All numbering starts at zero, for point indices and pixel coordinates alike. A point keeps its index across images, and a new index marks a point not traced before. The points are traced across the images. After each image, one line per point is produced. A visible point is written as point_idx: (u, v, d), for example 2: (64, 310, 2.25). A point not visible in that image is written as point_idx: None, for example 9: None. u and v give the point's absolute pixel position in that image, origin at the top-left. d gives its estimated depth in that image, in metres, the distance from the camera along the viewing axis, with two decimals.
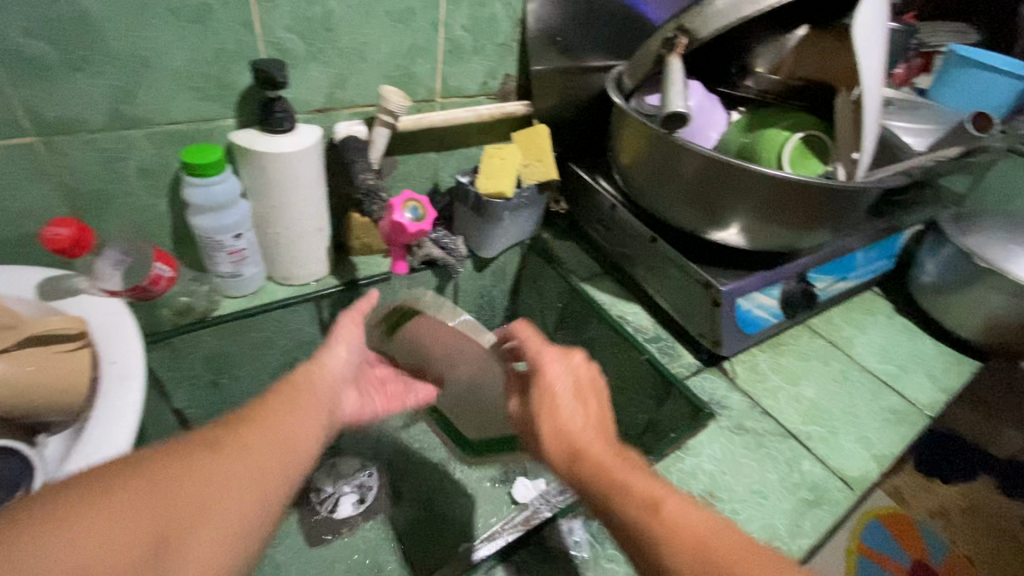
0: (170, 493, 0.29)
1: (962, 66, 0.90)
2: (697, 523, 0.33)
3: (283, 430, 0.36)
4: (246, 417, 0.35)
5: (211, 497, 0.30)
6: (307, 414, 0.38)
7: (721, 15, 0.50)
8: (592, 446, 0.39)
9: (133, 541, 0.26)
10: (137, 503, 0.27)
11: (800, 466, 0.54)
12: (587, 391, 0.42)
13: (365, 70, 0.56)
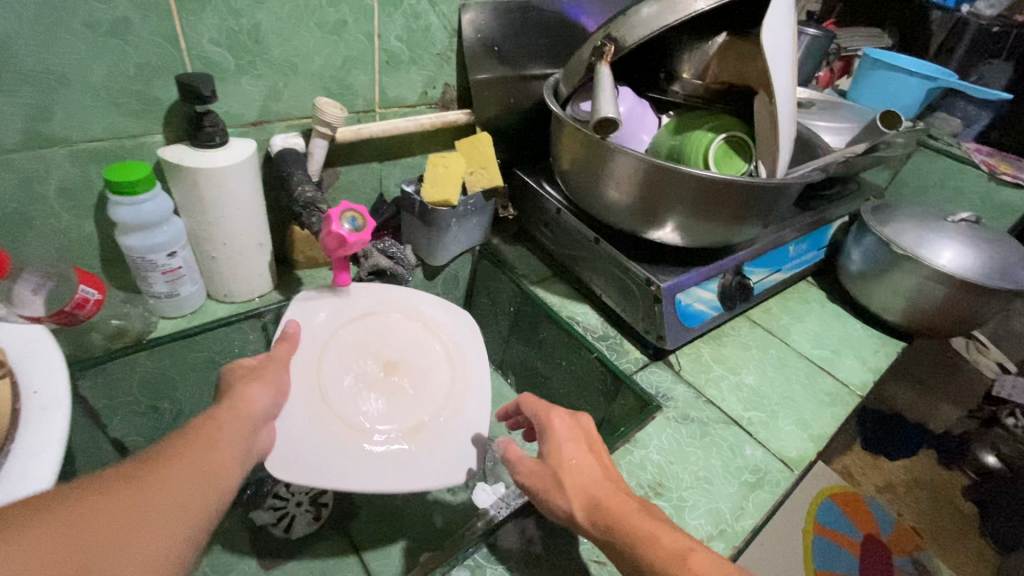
0: (76, 538, 0.25)
1: (874, 68, 0.97)
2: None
3: (208, 465, 0.32)
4: (174, 450, 0.32)
5: (137, 529, 0.27)
6: (231, 446, 0.35)
7: (644, 24, 0.52)
8: (612, 498, 0.38)
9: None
10: (39, 541, 0.24)
11: (743, 451, 0.56)
12: (597, 443, 0.42)
13: (299, 82, 0.56)
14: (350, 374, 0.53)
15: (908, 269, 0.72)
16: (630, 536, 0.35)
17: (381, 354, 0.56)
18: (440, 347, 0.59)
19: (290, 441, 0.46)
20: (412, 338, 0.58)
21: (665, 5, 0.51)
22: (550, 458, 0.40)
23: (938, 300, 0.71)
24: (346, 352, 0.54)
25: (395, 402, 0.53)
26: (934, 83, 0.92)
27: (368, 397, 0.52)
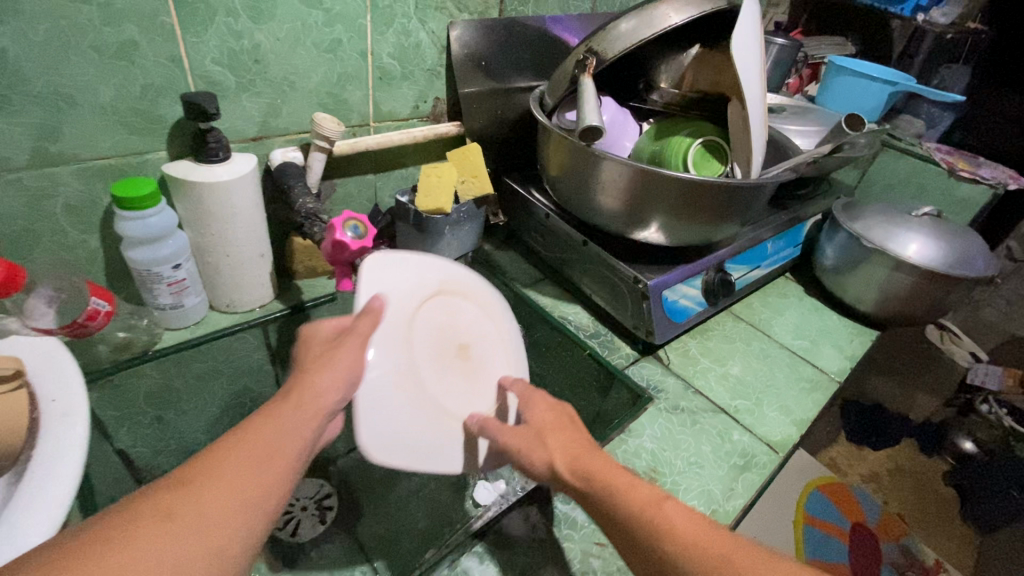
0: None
1: (839, 74, 1.03)
2: (696, 531, 0.33)
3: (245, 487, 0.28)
4: (203, 468, 0.28)
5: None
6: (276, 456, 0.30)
7: (623, 37, 0.56)
8: (588, 453, 0.40)
9: None
10: None
11: (731, 437, 0.59)
12: (573, 415, 0.45)
13: (297, 98, 0.58)
14: (427, 351, 0.48)
15: (878, 261, 0.76)
16: (604, 485, 0.37)
17: (452, 332, 0.51)
18: (501, 334, 0.55)
19: (381, 421, 0.42)
20: (474, 318, 0.53)
21: (641, 21, 0.55)
22: (532, 420, 0.43)
23: (906, 289, 0.76)
24: (425, 329, 0.48)
25: (469, 385, 0.50)
26: (895, 87, 0.98)
27: (448, 377, 0.48)
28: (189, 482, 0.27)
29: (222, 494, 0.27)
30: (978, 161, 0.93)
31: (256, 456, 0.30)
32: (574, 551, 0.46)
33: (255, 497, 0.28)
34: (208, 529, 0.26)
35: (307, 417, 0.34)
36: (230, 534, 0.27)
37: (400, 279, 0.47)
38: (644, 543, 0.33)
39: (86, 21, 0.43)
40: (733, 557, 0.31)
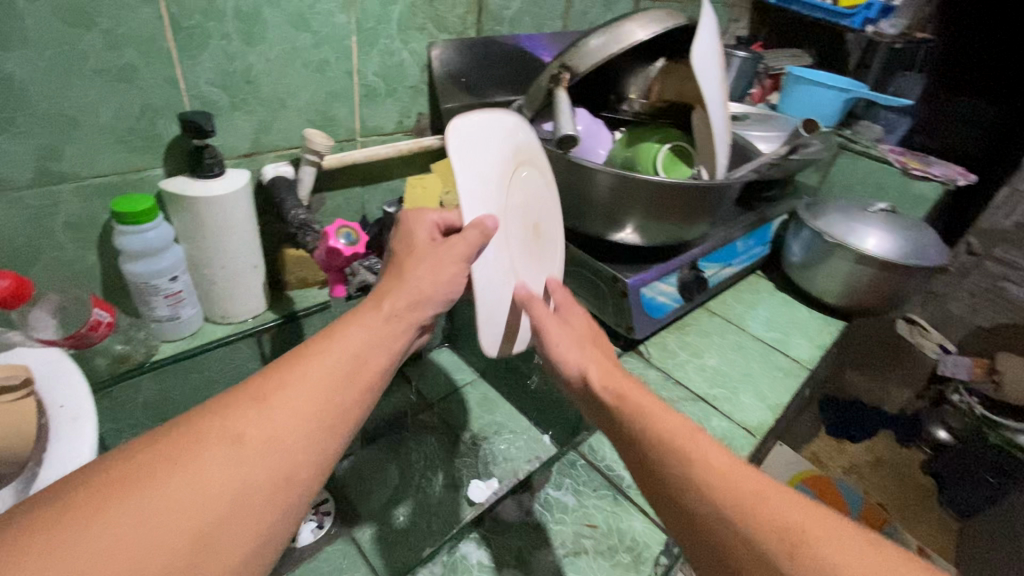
0: (195, 488, 0.28)
1: (797, 83, 1.09)
2: (726, 470, 0.36)
3: (309, 410, 0.34)
4: (271, 389, 0.34)
5: (245, 480, 0.30)
6: (332, 387, 0.36)
7: (594, 53, 0.60)
8: (621, 383, 0.47)
9: (179, 530, 0.27)
10: (165, 494, 0.27)
11: (710, 422, 0.63)
12: (596, 338, 0.55)
13: (287, 115, 0.61)
14: (514, 236, 0.50)
15: (840, 255, 0.81)
16: (635, 411, 0.43)
17: (529, 212, 0.53)
18: (555, 212, 0.58)
19: (491, 308, 0.46)
20: (541, 194, 0.55)
21: (609, 37, 0.60)
22: (575, 326, 0.54)
23: (867, 280, 0.81)
24: (513, 214, 0.49)
25: (543, 261, 0.56)
26: (848, 94, 1.05)
27: (531, 257, 0.53)
28: (259, 405, 0.33)
29: (286, 422, 0.33)
30: (929, 160, 1.00)
31: (312, 387, 0.35)
32: (566, 533, 0.48)
33: (313, 425, 0.34)
34: (273, 451, 0.31)
35: (359, 350, 0.39)
36: (291, 461, 0.32)
37: (488, 163, 0.45)
38: (669, 464, 0.38)
39: (88, 47, 0.46)
40: (763, 493, 0.35)
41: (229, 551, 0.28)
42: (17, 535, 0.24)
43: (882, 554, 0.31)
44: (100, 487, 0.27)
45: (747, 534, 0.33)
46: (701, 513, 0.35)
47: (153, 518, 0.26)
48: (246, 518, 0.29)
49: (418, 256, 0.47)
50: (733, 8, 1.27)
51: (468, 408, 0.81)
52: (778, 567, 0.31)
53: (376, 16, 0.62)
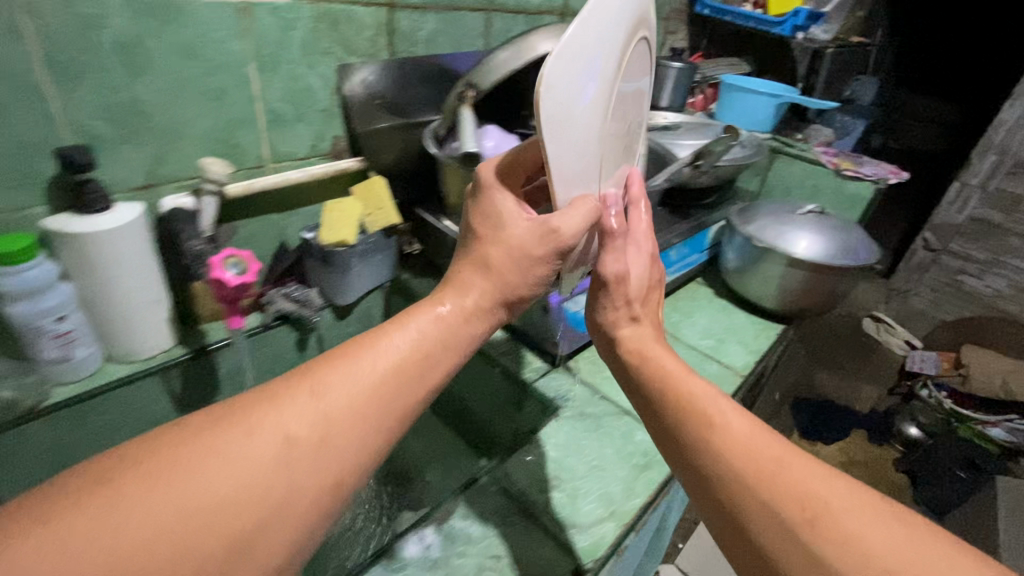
0: (237, 492, 0.27)
1: (730, 91, 1.10)
2: (750, 440, 0.38)
3: (361, 414, 0.33)
4: (324, 385, 0.33)
5: (290, 488, 0.29)
6: (387, 389, 0.34)
7: (495, 69, 0.60)
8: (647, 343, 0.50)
9: (218, 540, 0.26)
10: (206, 494, 0.26)
11: (633, 437, 0.61)
12: (654, 284, 0.56)
13: (183, 145, 0.59)
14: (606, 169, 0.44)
15: (774, 259, 0.81)
16: (654, 376, 0.46)
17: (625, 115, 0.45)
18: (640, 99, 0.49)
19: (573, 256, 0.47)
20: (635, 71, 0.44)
21: (509, 53, 0.60)
22: (650, 272, 0.55)
23: (801, 283, 0.81)
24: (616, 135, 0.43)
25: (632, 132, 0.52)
26: (779, 99, 1.06)
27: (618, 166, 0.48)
28: (312, 404, 0.32)
29: (336, 424, 0.32)
30: (861, 161, 1.01)
31: (368, 389, 0.34)
32: (468, 566, 0.46)
33: (364, 430, 0.33)
34: (319, 459, 0.30)
35: (420, 347, 0.37)
36: (335, 471, 0.31)
37: (597, 105, 0.35)
38: (690, 429, 0.40)
39: None
40: (788, 462, 0.36)
41: (260, 562, 0.28)
42: (61, 505, 0.24)
43: (902, 520, 0.33)
44: (140, 478, 0.26)
45: (768, 500, 0.35)
46: (721, 478, 0.37)
47: (193, 523, 0.26)
48: (281, 530, 0.28)
49: (504, 242, 0.43)
50: (669, 21, 1.29)
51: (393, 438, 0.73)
52: (796, 531, 0.33)
53: (276, 42, 0.61)
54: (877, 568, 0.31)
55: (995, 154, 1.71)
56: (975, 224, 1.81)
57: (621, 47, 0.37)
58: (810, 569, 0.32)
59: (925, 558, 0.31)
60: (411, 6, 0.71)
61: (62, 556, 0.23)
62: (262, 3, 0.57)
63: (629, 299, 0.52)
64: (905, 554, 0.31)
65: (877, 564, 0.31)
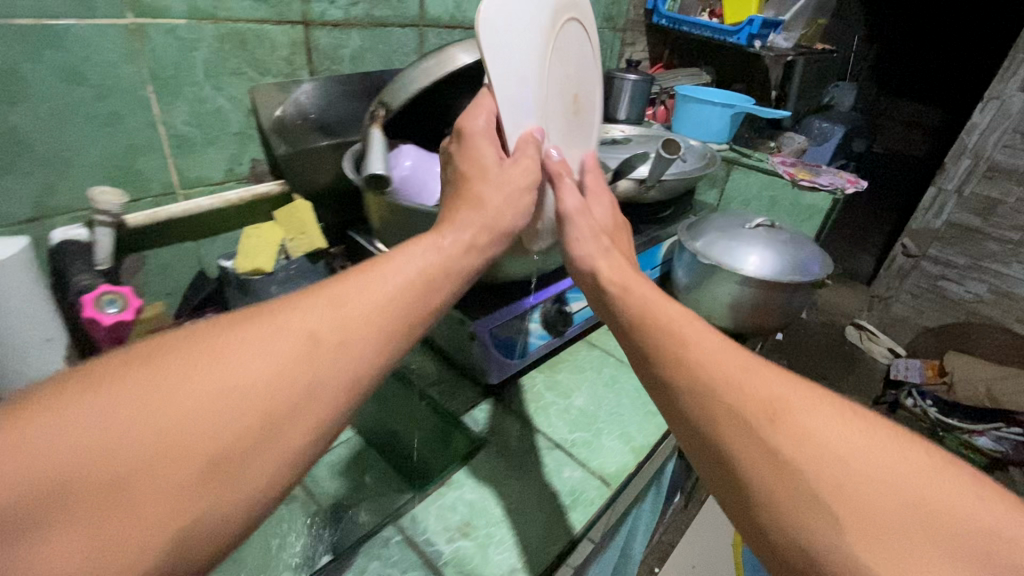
0: (262, 378, 0.28)
1: (685, 102, 1.08)
2: (714, 353, 0.39)
3: (372, 317, 0.34)
4: (341, 295, 0.34)
5: (313, 379, 0.30)
6: (397, 302, 0.36)
7: (406, 87, 0.57)
8: (618, 272, 0.51)
9: (247, 420, 0.27)
10: (232, 378, 0.28)
11: (561, 474, 0.57)
12: (620, 230, 0.60)
13: (77, 174, 0.55)
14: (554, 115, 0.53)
15: (722, 276, 0.78)
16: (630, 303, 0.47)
17: (569, 86, 0.55)
18: (591, 75, 0.60)
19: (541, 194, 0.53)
20: (580, 55, 0.57)
21: (419, 72, 0.57)
22: (612, 217, 0.59)
23: (751, 299, 0.78)
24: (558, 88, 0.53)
25: (584, 131, 0.61)
26: (734, 110, 1.04)
27: (571, 124, 0.57)
28: (332, 309, 0.33)
29: (354, 326, 0.33)
30: (818, 170, 0.98)
31: (382, 300, 0.35)
32: None
33: (380, 332, 0.34)
34: (339, 356, 0.32)
35: (426, 273, 0.39)
36: (354, 370, 0.32)
37: (527, 34, 0.46)
38: (661, 349, 0.41)
39: None
40: (748, 369, 0.38)
41: (287, 446, 0.28)
42: (94, 377, 0.26)
43: (850, 420, 0.35)
44: (172, 360, 0.27)
45: (731, 403, 0.36)
46: (688, 392, 0.38)
47: (222, 401, 0.27)
48: (312, 414, 0.30)
49: (487, 179, 0.48)
50: (625, 32, 1.27)
51: (337, 454, 0.67)
52: (760, 431, 0.34)
53: (175, 63, 0.58)
54: (832, 459, 0.32)
55: (970, 158, 1.68)
56: (953, 229, 1.79)
57: (556, 10, 0.50)
58: (769, 463, 0.33)
59: (876, 447, 0.33)
60: (329, 23, 0.69)
61: (109, 415, 0.24)
62: (153, 24, 0.54)
63: (596, 231, 0.54)
64: (862, 453, 0.32)
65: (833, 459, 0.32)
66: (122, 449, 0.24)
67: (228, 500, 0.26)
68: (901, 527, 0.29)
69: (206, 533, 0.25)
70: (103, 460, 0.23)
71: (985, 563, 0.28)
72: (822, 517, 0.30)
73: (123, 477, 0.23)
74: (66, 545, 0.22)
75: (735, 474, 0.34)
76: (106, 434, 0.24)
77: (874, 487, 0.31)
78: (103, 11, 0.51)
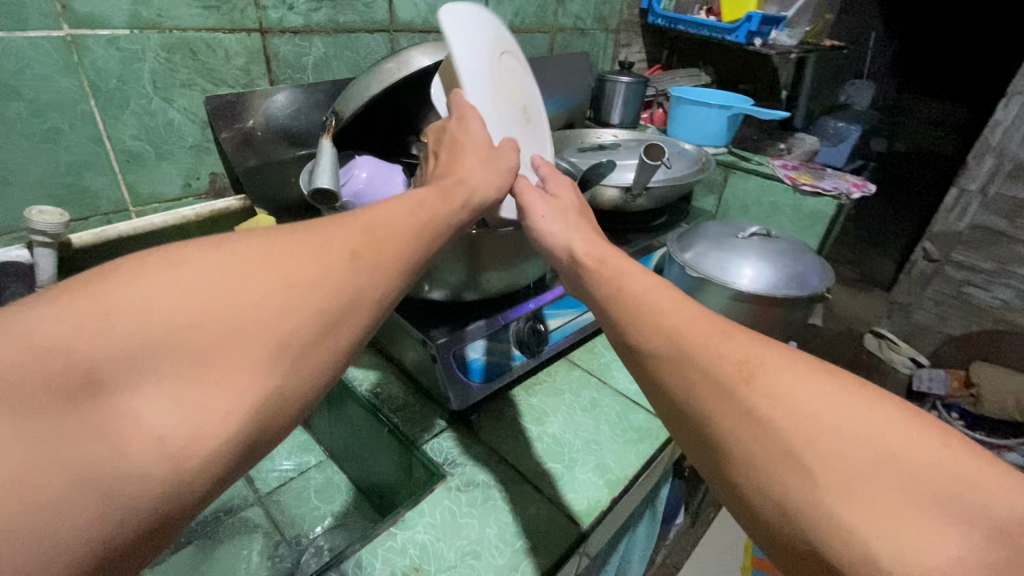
0: (311, 281, 0.29)
1: (678, 104, 1.03)
2: (685, 323, 0.36)
3: (400, 241, 0.34)
4: (374, 220, 0.34)
5: (357, 289, 0.31)
6: (418, 233, 0.36)
7: (357, 95, 0.54)
8: (594, 254, 0.46)
9: (301, 315, 0.28)
10: (284, 277, 0.29)
11: (526, 510, 0.53)
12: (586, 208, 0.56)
13: (15, 193, 0.53)
14: (508, 113, 0.56)
15: (713, 289, 0.72)
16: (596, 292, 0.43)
17: (515, 94, 0.59)
18: (539, 99, 0.65)
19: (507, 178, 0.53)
20: (523, 77, 0.61)
21: (371, 78, 0.53)
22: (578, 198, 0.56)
23: (746, 314, 0.72)
24: (501, 91, 0.56)
25: (538, 140, 0.62)
26: (730, 110, 0.99)
27: (526, 130, 0.60)
28: (366, 229, 0.33)
29: (388, 246, 0.33)
30: (822, 174, 0.92)
31: (409, 229, 0.36)
32: None
33: (407, 259, 0.35)
34: (378, 271, 0.32)
35: (439, 216, 0.39)
36: (388, 288, 0.33)
37: (473, 42, 0.52)
38: (634, 342, 0.37)
39: None
40: (719, 337, 0.34)
41: (337, 344, 0.30)
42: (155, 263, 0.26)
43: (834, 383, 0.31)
44: (228, 256, 0.28)
45: (706, 365, 0.33)
46: (662, 363, 0.35)
47: (277, 296, 0.28)
48: (353, 320, 0.30)
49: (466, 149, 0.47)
50: (618, 33, 1.23)
51: (312, 480, 0.69)
52: (734, 393, 0.31)
53: (119, 76, 0.55)
54: (805, 417, 0.29)
55: (993, 156, 1.60)
56: (977, 232, 1.69)
57: (500, 34, 0.58)
58: (742, 423, 0.31)
59: (853, 407, 0.30)
60: (289, 30, 0.66)
61: (186, 294, 0.26)
62: (92, 35, 0.52)
63: (561, 211, 0.52)
64: (835, 408, 0.30)
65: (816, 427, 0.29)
66: (199, 325, 0.25)
67: (292, 381, 0.28)
68: (874, 485, 0.27)
69: (278, 404, 0.27)
70: (183, 332, 0.25)
71: (978, 528, 0.25)
72: (800, 479, 0.28)
73: (201, 349, 0.25)
74: (160, 397, 0.24)
75: (715, 445, 0.32)
76: (183, 312, 0.25)
77: (846, 445, 0.28)
78: (35, 23, 0.48)
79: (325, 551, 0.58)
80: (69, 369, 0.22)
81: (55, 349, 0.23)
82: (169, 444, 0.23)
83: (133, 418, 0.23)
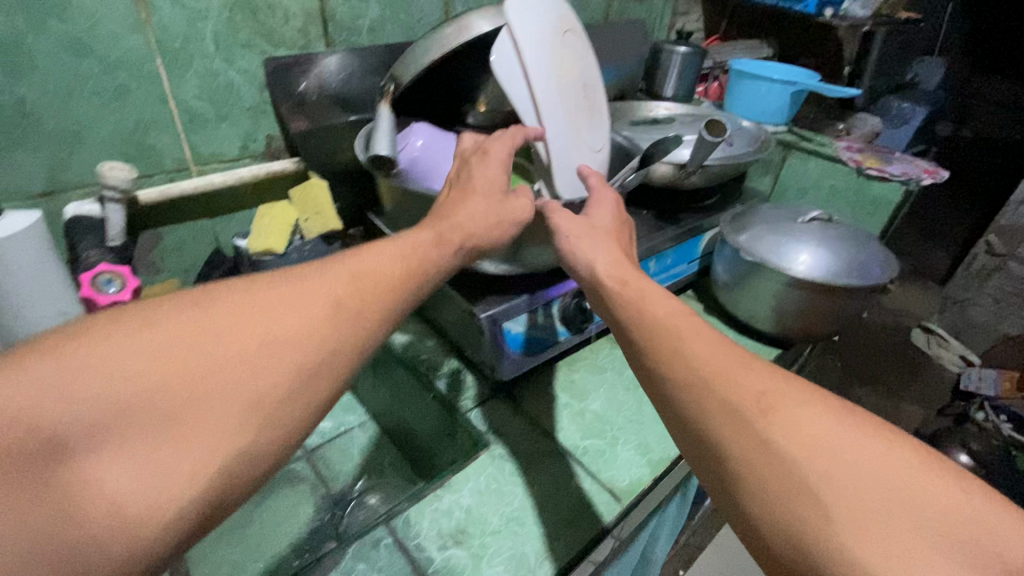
0: (282, 337, 0.30)
1: (738, 77, 0.99)
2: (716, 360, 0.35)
3: (378, 288, 0.36)
4: (351, 267, 0.36)
5: (332, 341, 0.32)
6: (402, 276, 0.38)
7: (415, 61, 0.53)
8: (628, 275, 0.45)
9: (270, 374, 0.29)
10: (254, 335, 0.30)
11: (570, 484, 0.53)
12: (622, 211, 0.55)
13: (87, 149, 0.55)
14: (568, 93, 0.57)
15: (766, 274, 0.70)
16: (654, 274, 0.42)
17: (578, 74, 0.59)
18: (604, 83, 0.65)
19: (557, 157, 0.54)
20: (592, 61, 0.63)
21: (430, 43, 0.52)
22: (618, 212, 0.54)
23: (799, 303, 0.70)
24: (564, 69, 0.56)
25: (594, 123, 0.62)
26: (794, 87, 0.93)
27: (586, 111, 0.60)
28: (351, 277, 0.35)
29: (365, 295, 0.35)
30: (890, 158, 0.87)
31: (390, 275, 0.37)
32: None
33: (389, 304, 0.36)
34: (359, 319, 0.34)
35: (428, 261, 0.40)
36: (369, 333, 0.34)
37: (540, 21, 0.54)
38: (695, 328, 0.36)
39: None
40: (746, 371, 0.34)
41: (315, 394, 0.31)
42: (126, 328, 0.28)
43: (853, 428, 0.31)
44: (196, 317, 0.30)
45: (724, 400, 0.33)
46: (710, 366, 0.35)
47: (245, 357, 0.29)
48: (329, 372, 0.31)
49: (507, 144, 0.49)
50: None
51: (358, 439, 0.71)
52: (753, 427, 0.32)
53: (183, 35, 0.56)
54: (819, 452, 0.30)
55: None
56: None
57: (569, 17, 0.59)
58: (758, 452, 0.31)
59: (863, 449, 0.30)
60: None
61: (154, 356, 0.27)
62: None
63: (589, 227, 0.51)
64: (845, 448, 0.30)
65: (826, 470, 0.29)
66: (164, 390, 0.27)
67: (264, 439, 0.28)
68: (884, 530, 0.27)
69: (246, 463, 0.28)
70: (147, 398, 0.26)
71: None
72: (813, 510, 0.28)
73: (165, 414, 0.26)
74: (122, 462, 0.25)
75: (739, 484, 0.31)
76: (151, 374, 0.27)
77: (850, 487, 0.28)
78: None
79: (371, 510, 0.60)
80: (28, 436, 0.24)
81: (11, 419, 0.24)
82: (127, 511, 0.24)
83: (94, 486, 0.24)
